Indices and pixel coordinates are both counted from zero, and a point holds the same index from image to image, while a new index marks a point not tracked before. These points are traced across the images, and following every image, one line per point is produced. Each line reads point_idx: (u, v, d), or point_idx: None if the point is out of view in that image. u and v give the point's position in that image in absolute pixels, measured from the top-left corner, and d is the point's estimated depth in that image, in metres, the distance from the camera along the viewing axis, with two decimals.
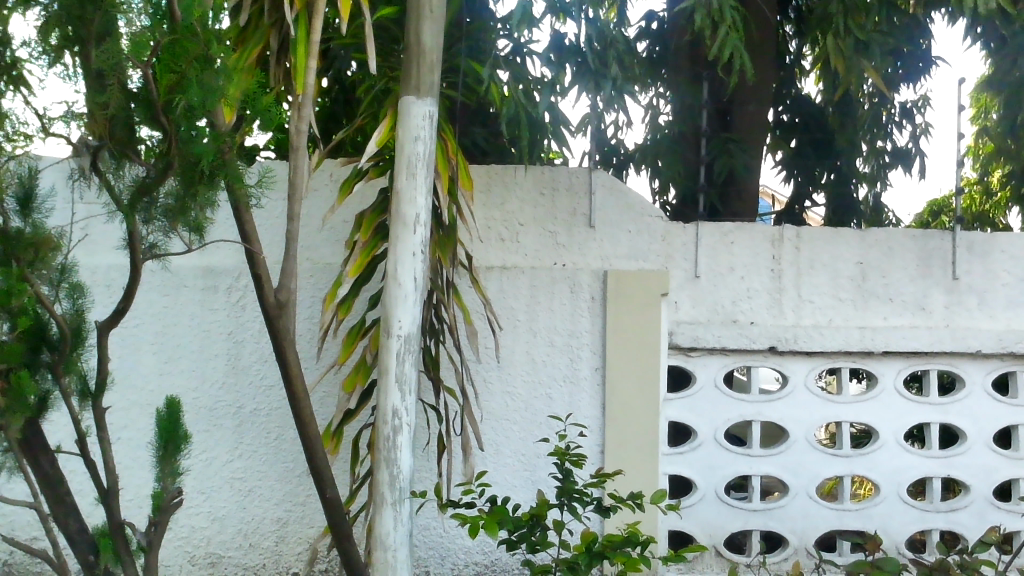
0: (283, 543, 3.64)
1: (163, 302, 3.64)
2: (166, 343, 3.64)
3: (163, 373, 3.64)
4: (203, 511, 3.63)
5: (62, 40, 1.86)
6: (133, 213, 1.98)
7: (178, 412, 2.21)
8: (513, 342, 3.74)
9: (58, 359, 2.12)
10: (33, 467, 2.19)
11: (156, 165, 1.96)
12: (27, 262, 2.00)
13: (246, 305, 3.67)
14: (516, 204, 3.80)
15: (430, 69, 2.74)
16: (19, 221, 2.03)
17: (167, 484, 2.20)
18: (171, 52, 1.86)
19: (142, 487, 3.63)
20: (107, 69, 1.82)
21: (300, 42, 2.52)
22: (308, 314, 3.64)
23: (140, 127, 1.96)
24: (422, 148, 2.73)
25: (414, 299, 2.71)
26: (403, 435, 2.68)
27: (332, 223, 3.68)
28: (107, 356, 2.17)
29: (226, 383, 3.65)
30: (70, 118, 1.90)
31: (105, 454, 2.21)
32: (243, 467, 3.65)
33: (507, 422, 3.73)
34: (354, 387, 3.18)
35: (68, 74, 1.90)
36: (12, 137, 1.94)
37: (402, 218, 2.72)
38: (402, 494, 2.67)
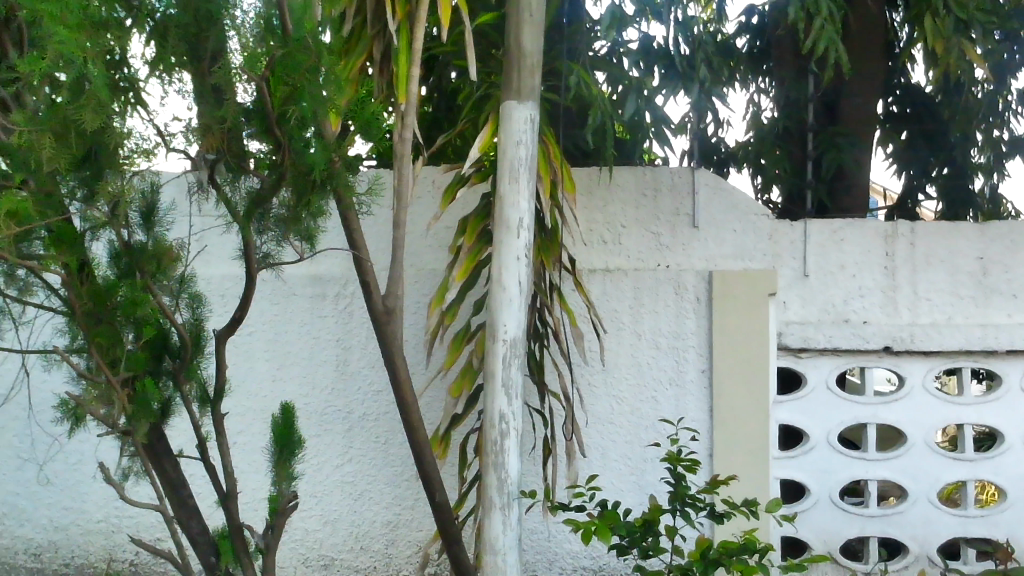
0: (393, 546, 3.69)
1: (274, 310, 3.74)
2: (279, 350, 3.74)
3: (275, 380, 3.73)
4: (316, 514, 3.72)
5: (178, 57, 1.91)
6: (249, 223, 2.05)
7: (293, 417, 2.28)
8: (618, 345, 3.71)
9: (180, 366, 2.19)
10: (158, 471, 2.29)
11: (269, 176, 2.02)
12: (151, 274, 2.09)
13: (354, 311, 3.73)
14: (618, 206, 3.76)
15: (531, 74, 2.74)
16: (142, 234, 2.10)
17: (283, 488, 2.26)
18: (285, 65, 1.89)
19: (257, 490, 3.72)
20: (223, 85, 1.87)
21: (401, 52, 2.56)
22: (414, 319, 3.68)
23: (251, 140, 1.99)
24: (524, 153, 2.73)
25: (519, 303, 2.71)
26: (511, 439, 2.68)
27: (435, 230, 3.72)
28: (226, 363, 2.25)
29: (336, 388, 3.72)
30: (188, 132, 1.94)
31: (224, 457, 2.29)
32: (353, 471, 3.71)
33: (614, 426, 3.70)
34: (461, 392, 3.20)
35: (182, 90, 1.94)
36: (133, 154, 1.96)
37: (505, 222, 2.72)
38: (511, 498, 2.67)
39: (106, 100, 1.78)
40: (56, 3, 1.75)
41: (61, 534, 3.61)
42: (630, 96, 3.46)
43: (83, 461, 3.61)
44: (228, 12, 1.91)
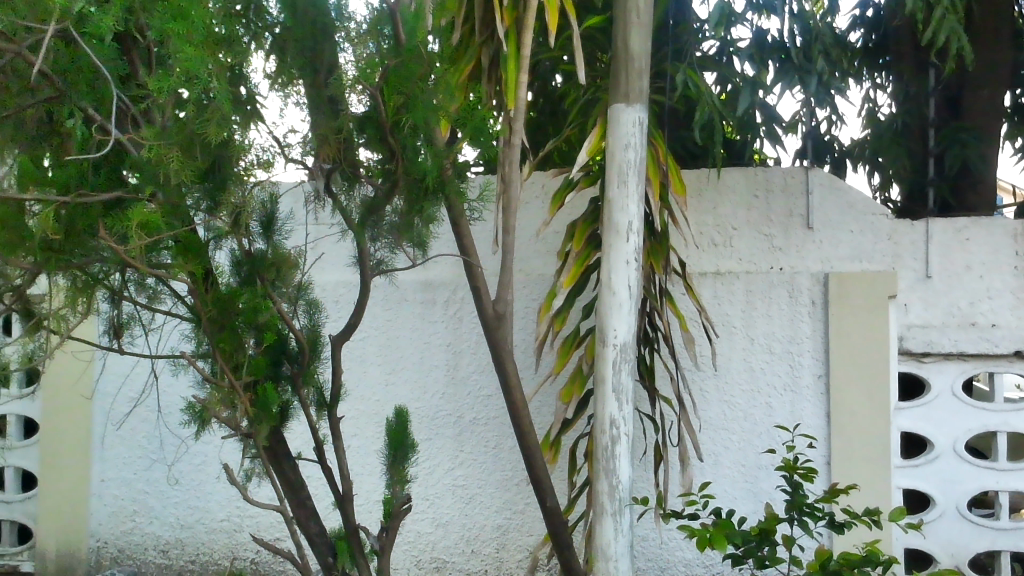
0: (504, 550, 3.70)
1: (386, 316, 3.81)
2: (391, 354, 3.81)
3: (388, 385, 3.80)
4: (428, 517, 3.77)
5: (296, 70, 1.96)
6: (363, 229, 2.10)
7: (406, 421, 2.31)
8: (730, 350, 3.64)
9: (299, 370, 2.25)
10: (277, 473, 2.38)
11: (383, 183, 2.05)
12: (271, 281, 2.16)
13: (463, 316, 3.77)
14: (729, 207, 3.68)
15: (639, 76, 2.71)
16: (263, 242, 2.17)
17: (396, 491, 2.29)
18: (400, 73, 1.93)
19: (372, 492, 3.79)
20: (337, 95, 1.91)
21: (510, 57, 2.56)
22: (524, 324, 3.70)
23: (361, 148, 2.03)
24: (633, 156, 2.70)
25: (629, 308, 2.69)
26: (622, 444, 2.66)
27: (544, 235, 3.73)
28: (341, 368, 2.30)
29: (446, 393, 3.76)
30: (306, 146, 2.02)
31: (340, 460, 2.34)
32: (464, 475, 3.74)
33: (726, 432, 3.63)
34: (571, 397, 3.19)
35: (300, 102, 2.00)
36: (255, 164, 2.01)
37: (614, 227, 2.70)
38: (622, 505, 2.64)
39: (227, 113, 1.87)
40: (183, 21, 1.83)
41: (187, 532, 3.76)
42: (746, 90, 3.37)
43: (207, 462, 3.75)
44: (340, 23, 1.97)
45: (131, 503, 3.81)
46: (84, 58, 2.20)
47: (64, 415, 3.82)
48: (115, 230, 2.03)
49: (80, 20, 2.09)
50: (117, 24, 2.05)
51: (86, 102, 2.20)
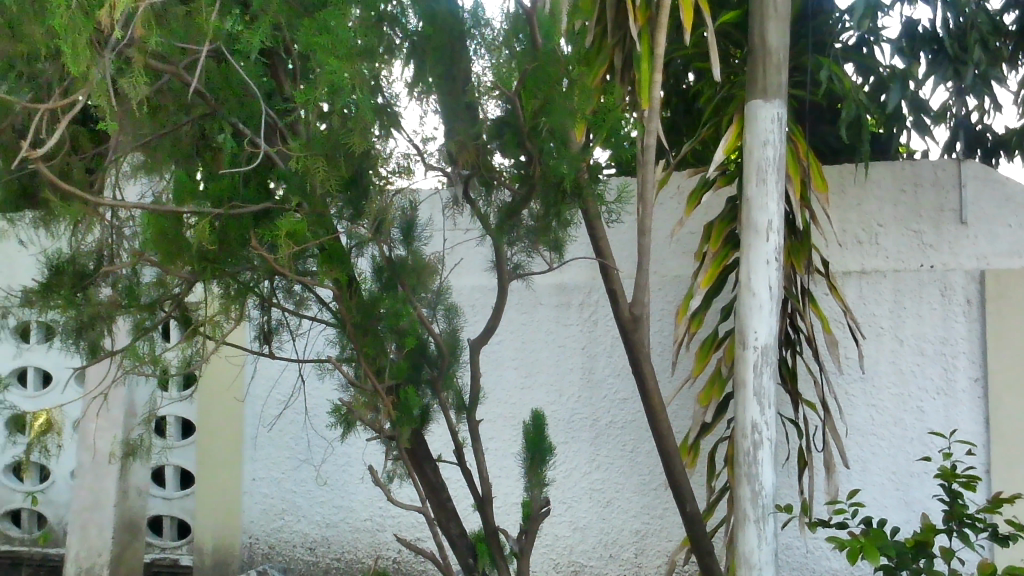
0: (643, 555, 3.65)
1: (521, 319, 3.84)
2: (526, 358, 3.83)
3: (524, 388, 3.82)
4: (565, 521, 3.76)
5: (434, 80, 1.99)
6: (500, 233, 2.14)
7: (544, 424, 2.32)
8: (878, 352, 3.49)
9: (438, 373, 2.30)
10: (419, 474, 2.44)
11: (520, 188, 2.09)
12: (410, 287, 2.17)
13: (598, 319, 3.76)
14: (873, 203, 3.53)
15: (777, 69, 2.63)
16: (402, 249, 2.21)
17: (535, 494, 2.30)
18: (536, 78, 1.92)
19: (510, 494, 3.82)
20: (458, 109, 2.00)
21: (643, 57, 2.55)
22: (660, 327, 3.66)
23: (495, 154, 2.06)
24: (772, 152, 2.62)
25: (770, 309, 2.61)
26: (764, 449, 2.58)
27: (679, 235, 3.67)
28: (480, 371, 2.33)
29: (582, 396, 3.76)
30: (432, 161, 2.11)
31: (479, 463, 2.37)
32: (601, 478, 3.72)
33: (874, 438, 3.48)
34: (710, 400, 3.13)
35: (434, 109, 2.03)
36: (395, 170, 2.10)
37: (753, 226, 2.63)
38: (766, 512, 2.57)
39: (369, 124, 1.93)
40: (328, 37, 1.88)
41: (333, 530, 3.88)
42: (895, 82, 3.23)
43: (351, 462, 3.87)
44: (471, 28, 2.01)
45: (280, 501, 3.95)
46: (235, 76, 2.31)
47: (218, 417, 4.00)
48: (265, 240, 2.11)
49: (230, 39, 2.19)
50: (263, 42, 2.14)
51: (236, 118, 2.30)
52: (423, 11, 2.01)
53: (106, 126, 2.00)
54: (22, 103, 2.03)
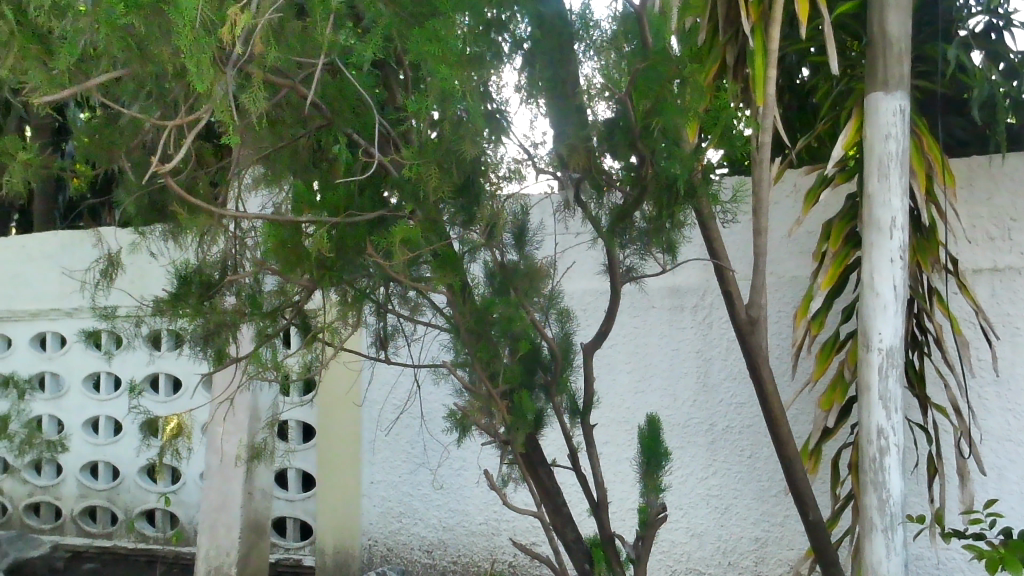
0: (763, 563, 3.56)
1: (634, 323, 3.81)
2: (639, 362, 3.79)
3: (637, 393, 3.79)
4: (682, 527, 3.71)
5: (542, 84, 1.97)
6: (614, 236, 2.11)
7: (659, 428, 2.29)
8: (1013, 353, 3.31)
9: (552, 378, 2.29)
10: (534, 479, 2.42)
11: (632, 190, 2.06)
12: (524, 292, 2.19)
13: (713, 322, 3.68)
14: (1006, 197, 3.35)
15: (899, 60, 2.52)
16: (515, 254, 2.24)
17: (651, 499, 2.28)
18: (649, 77, 1.90)
19: (625, 500, 3.79)
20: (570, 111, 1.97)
21: (757, 53, 2.50)
22: (777, 330, 3.56)
23: (606, 158, 2.04)
24: (894, 146, 2.52)
25: (895, 309, 2.50)
26: (891, 456, 2.48)
27: (797, 235, 3.57)
28: (594, 376, 2.32)
29: (697, 401, 3.69)
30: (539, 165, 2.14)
31: (594, 468, 2.36)
32: (718, 484, 3.65)
33: (1012, 444, 3.29)
34: (832, 405, 3.03)
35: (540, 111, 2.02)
36: (506, 175, 2.11)
37: (876, 223, 2.53)
38: (895, 521, 2.47)
39: (479, 129, 1.95)
40: (439, 46, 1.91)
41: (449, 533, 3.92)
42: None
43: (466, 466, 3.90)
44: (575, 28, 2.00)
45: (398, 504, 4.02)
46: (350, 89, 2.37)
47: (337, 421, 4.09)
48: (380, 247, 2.15)
49: (345, 51, 2.25)
50: (376, 53, 2.18)
51: (351, 128, 2.35)
52: (530, 16, 1.99)
53: (227, 142, 2.06)
54: (150, 122, 2.13)
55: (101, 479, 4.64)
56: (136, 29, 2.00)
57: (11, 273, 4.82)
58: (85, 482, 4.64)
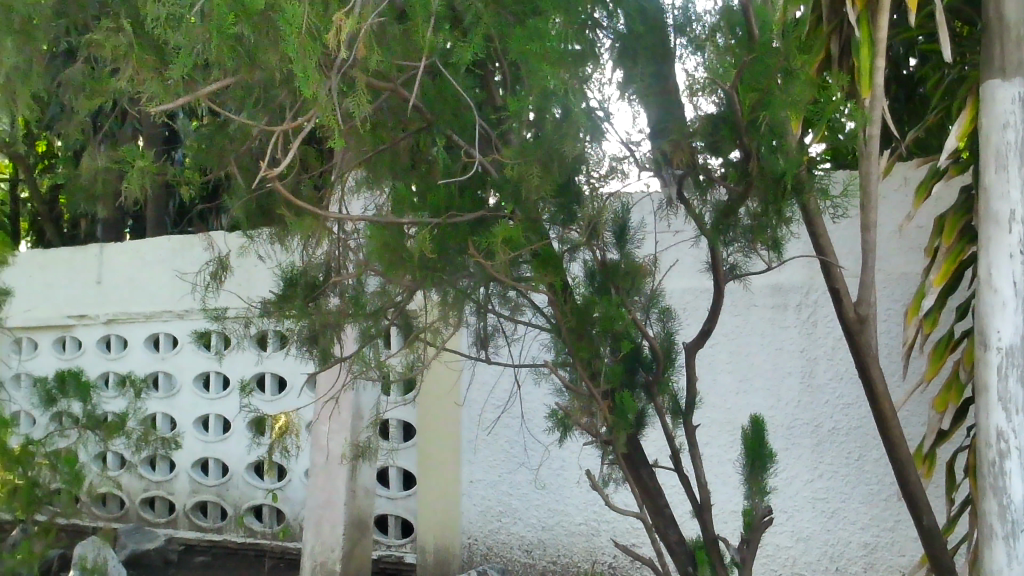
0: (873, 570, 3.44)
1: (735, 322, 3.74)
2: (741, 362, 3.72)
3: (739, 393, 3.71)
4: (787, 531, 3.61)
5: (636, 84, 2.03)
6: (718, 234, 2.08)
7: (763, 430, 2.24)
8: None
9: (654, 378, 2.26)
10: (636, 480, 2.39)
11: (737, 186, 2.00)
12: (625, 291, 2.18)
13: (818, 320, 3.59)
14: None
15: (1018, 45, 2.41)
16: (617, 253, 2.22)
17: (756, 502, 2.23)
18: (755, 69, 1.85)
19: (728, 502, 3.71)
20: (665, 107, 2.02)
21: (863, 42, 2.43)
22: (887, 329, 3.44)
23: (711, 155, 2.04)
24: (1014, 135, 2.39)
25: (1016, 306, 2.38)
26: (1013, 460, 2.35)
27: (907, 231, 3.45)
28: (696, 376, 2.28)
29: (802, 401, 3.60)
30: (639, 164, 2.16)
31: (697, 470, 2.32)
32: (824, 487, 3.55)
33: None
34: (947, 406, 2.92)
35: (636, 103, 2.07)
36: (607, 174, 2.16)
37: (994, 217, 2.42)
38: (1017, 528, 2.33)
39: (579, 129, 1.95)
40: (538, 45, 1.91)
41: (549, 533, 3.92)
42: None
43: (566, 467, 3.90)
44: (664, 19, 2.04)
45: (497, 504, 4.02)
46: (450, 90, 2.38)
47: (437, 421, 4.14)
48: (481, 247, 2.16)
49: (445, 54, 2.27)
50: (475, 54, 2.19)
51: (452, 129, 2.37)
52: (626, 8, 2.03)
53: (332, 146, 2.11)
54: (259, 128, 2.19)
55: (211, 475, 4.80)
56: (246, 38, 2.06)
57: (128, 277, 5.03)
58: (196, 478, 4.81)
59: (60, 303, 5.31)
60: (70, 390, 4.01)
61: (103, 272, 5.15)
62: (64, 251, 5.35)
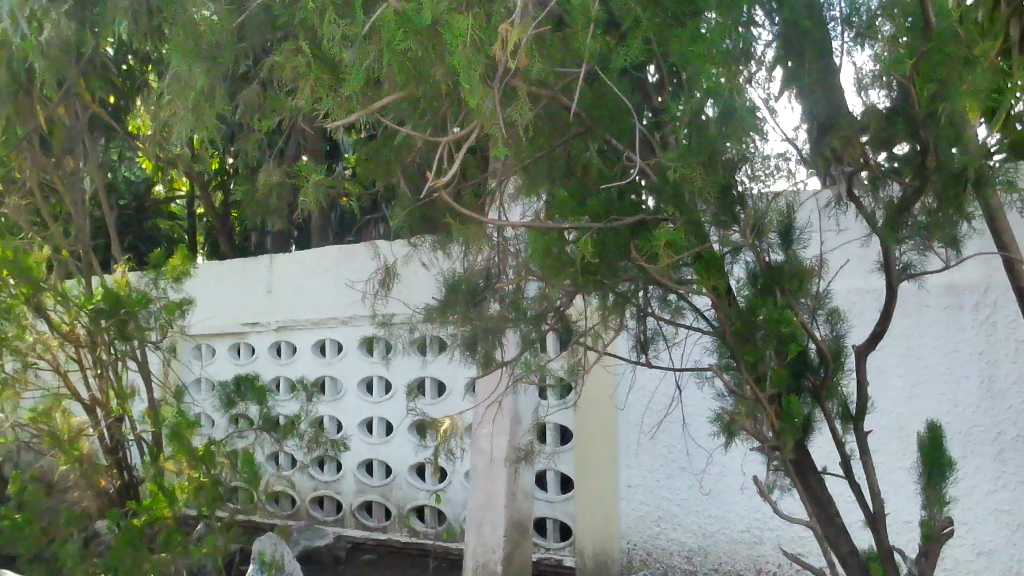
0: None
1: (905, 324, 3.59)
2: (913, 366, 3.55)
3: (911, 397, 3.55)
4: (967, 543, 3.42)
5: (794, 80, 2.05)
6: (893, 233, 1.99)
7: (941, 437, 2.13)
8: None
9: (822, 383, 2.19)
10: (804, 488, 2.32)
11: (913, 181, 1.92)
12: (793, 293, 2.12)
13: (997, 322, 3.38)
14: None
15: None
16: (781, 254, 2.20)
17: (934, 513, 2.13)
18: (935, 60, 1.78)
19: (901, 512, 3.54)
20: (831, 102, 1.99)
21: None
22: None
23: (894, 147, 1.95)
24: None
25: None
26: None
27: None
28: (867, 380, 2.20)
29: (982, 408, 3.40)
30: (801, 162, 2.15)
31: (870, 478, 2.23)
32: (1009, 498, 3.33)
33: None
34: None
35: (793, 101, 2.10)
36: (775, 173, 2.17)
37: None
38: None
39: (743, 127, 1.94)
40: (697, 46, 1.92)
41: (710, 540, 3.82)
42: None
43: (728, 472, 3.78)
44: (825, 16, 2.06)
45: (655, 509, 3.96)
46: (607, 95, 2.40)
47: (598, 426, 4.12)
48: (644, 250, 2.15)
49: (603, 59, 2.30)
50: (636, 58, 2.22)
51: (610, 134, 2.38)
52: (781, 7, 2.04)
53: (496, 154, 2.17)
54: (426, 139, 2.28)
55: (376, 476, 4.97)
56: (413, 52, 2.16)
57: (296, 286, 5.29)
58: (362, 478, 4.99)
59: (235, 311, 5.62)
60: (247, 394, 4.24)
61: (273, 281, 5.43)
62: (238, 263, 5.67)
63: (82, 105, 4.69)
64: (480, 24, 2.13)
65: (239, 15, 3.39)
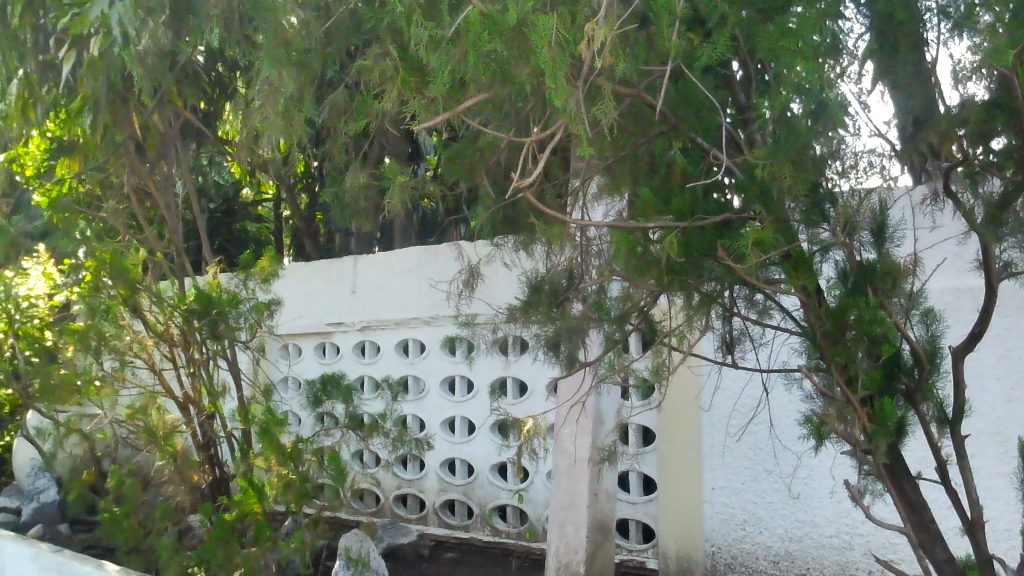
0: None
1: (1003, 325, 3.28)
2: (1012, 366, 3.24)
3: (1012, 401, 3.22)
4: None
5: (881, 74, 2.12)
6: (992, 231, 1.92)
7: None
8: None
9: (917, 385, 2.12)
10: (898, 492, 2.26)
11: (1015, 176, 1.89)
12: (886, 292, 2.06)
13: None
14: None
15: None
16: (874, 253, 2.11)
17: None
18: None
19: (1003, 520, 3.22)
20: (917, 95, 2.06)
21: None
22: None
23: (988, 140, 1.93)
24: None
25: None
26: None
27: None
28: (965, 382, 2.13)
29: None
30: (889, 161, 2.16)
31: (967, 484, 2.17)
32: None
33: None
34: None
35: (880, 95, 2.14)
36: (866, 172, 2.12)
37: None
38: None
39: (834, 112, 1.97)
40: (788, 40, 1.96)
41: (798, 545, 3.61)
42: None
43: (817, 475, 3.57)
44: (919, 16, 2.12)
45: (740, 512, 3.76)
46: (693, 92, 2.37)
47: (680, 426, 3.92)
48: (731, 249, 2.12)
49: (690, 56, 2.30)
50: (724, 55, 2.22)
51: (696, 132, 2.36)
52: (873, 7, 2.13)
53: (581, 153, 2.18)
54: (512, 139, 2.30)
55: (458, 475, 5.01)
56: (499, 52, 2.19)
57: (380, 286, 5.37)
58: (444, 477, 5.03)
59: (320, 312, 5.73)
60: (334, 392, 4.33)
61: (357, 282, 5.52)
62: (323, 264, 5.78)
63: (175, 112, 4.85)
64: (564, 25, 2.14)
65: (326, 21, 3.47)
